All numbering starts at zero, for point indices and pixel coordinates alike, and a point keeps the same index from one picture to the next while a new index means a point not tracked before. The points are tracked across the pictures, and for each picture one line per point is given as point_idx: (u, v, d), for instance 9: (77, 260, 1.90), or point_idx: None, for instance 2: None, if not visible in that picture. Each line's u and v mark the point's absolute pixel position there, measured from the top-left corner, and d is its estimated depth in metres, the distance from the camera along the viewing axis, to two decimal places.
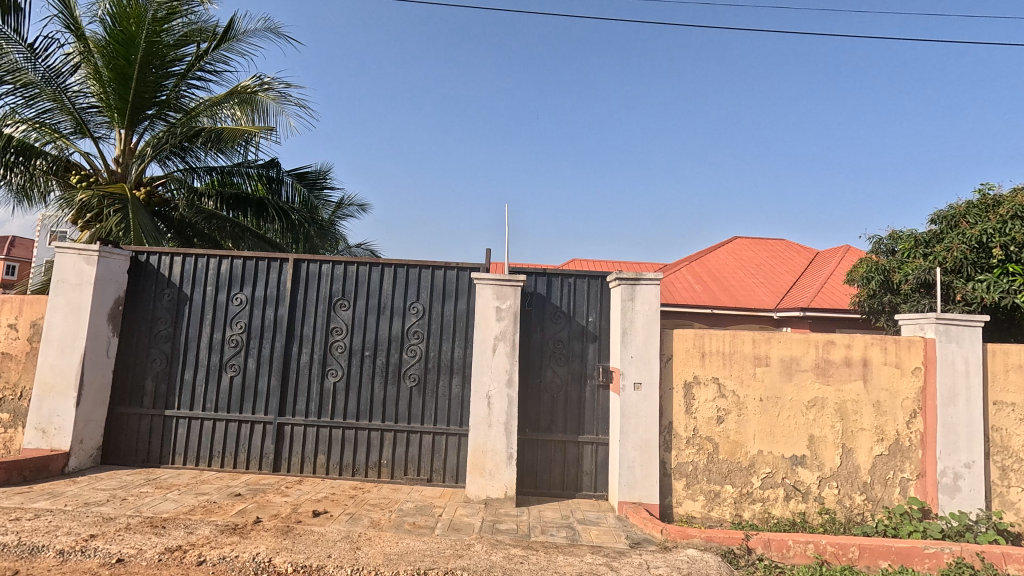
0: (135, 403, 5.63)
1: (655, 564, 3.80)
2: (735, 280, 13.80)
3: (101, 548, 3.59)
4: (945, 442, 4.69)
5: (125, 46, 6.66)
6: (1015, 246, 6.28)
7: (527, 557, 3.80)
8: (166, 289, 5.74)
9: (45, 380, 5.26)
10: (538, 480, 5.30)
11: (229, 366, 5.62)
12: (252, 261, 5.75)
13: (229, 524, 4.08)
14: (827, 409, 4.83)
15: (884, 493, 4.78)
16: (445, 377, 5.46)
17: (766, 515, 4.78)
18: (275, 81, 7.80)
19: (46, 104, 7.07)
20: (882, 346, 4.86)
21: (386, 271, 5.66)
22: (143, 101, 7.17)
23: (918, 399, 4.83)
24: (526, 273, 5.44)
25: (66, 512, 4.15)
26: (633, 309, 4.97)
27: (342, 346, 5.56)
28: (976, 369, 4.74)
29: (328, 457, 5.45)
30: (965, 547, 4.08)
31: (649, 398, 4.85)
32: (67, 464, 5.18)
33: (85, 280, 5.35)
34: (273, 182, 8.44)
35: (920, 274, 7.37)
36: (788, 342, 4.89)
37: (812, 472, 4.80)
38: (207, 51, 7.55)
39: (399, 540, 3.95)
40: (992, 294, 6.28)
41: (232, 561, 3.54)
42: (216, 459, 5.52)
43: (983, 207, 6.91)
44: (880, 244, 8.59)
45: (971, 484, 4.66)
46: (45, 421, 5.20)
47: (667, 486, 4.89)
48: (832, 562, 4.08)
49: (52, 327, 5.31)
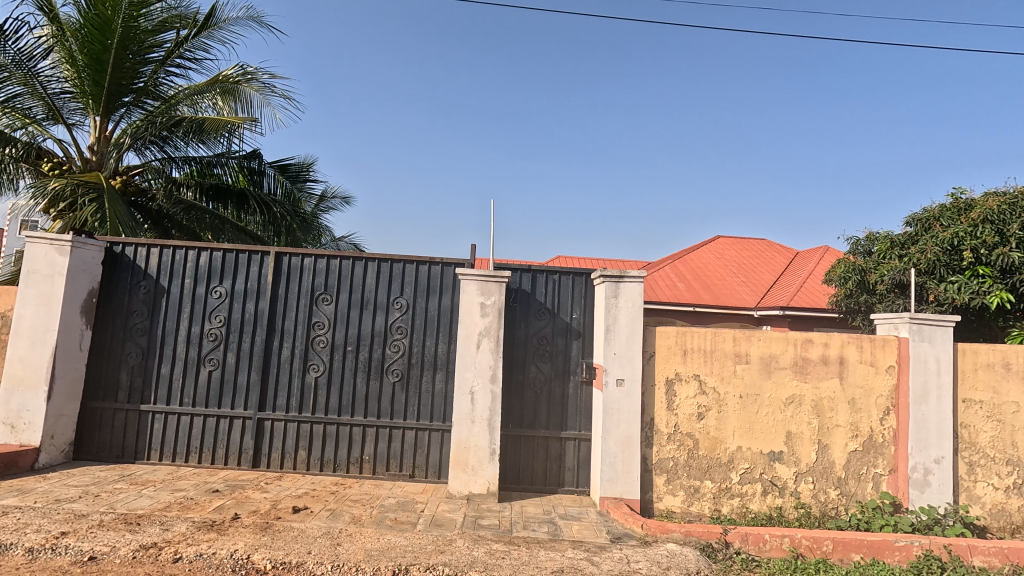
0: (109, 397, 5.50)
1: (636, 558, 3.83)
2: (717, 279, 13.97)
3: (72, 545, 3.51)
4: (916, 438, 4.82)
5: (100, 30, 6.46)
6: (985, 248, 6.47)
7: (509, 553, 3.81)
8: (143, 281, 5.61)
9: (14, 373, 5.11)
10: (521, 475, 5.31)
11: (207, 360, 5.51)
12: (232, 254, 5.65)
13: (206, 520, 4.01)
14: (804, 406, 4.92)
15: (858, 488, 4.89)
16: (429, 373, 5.44)
17: (743, 510, 4.87)
18: (258, 71, 7.69)
19: (16, 88, 6.85)
20: (858, 344, 4.97)
21: (369, 265, 5.60)
22: (120, 88, 6.99)
23: (892, 397, 4.94)
24: (512, 269, 5.43)
25: (36, 509, 4.05)
26: (616, 306, 5.00)
27: (324, 341, 5.51)
28: (947, 367, 4.88)
29: (309, 453, 5.39)
30: (934, 540, 4.20)
31: (631, 394, 4.90)
32: (37, 460, 5.04)
33: (58, 271, 5.20)
34: (254, 173, 8.32)
35: (896, 275, 7.54)
36: (768, 340, 4.98)
37: (789, 468, 4.90)
38: (187, 38, 7.39)
39: (380, 536, 3.92)
40: (963, 296, 6.46)
41: (209, 557, 3.48)
42: (193, 455, 5.43)
43: (955, 210, 7.12)
44: (857, 245, 8.78)
45: (940, 479, 4.80)
46: (14, 416, 5.06)
47: (648, 482, 4.94)
48: (806, 556, 4.17)
49: (22, 318, 5.15)
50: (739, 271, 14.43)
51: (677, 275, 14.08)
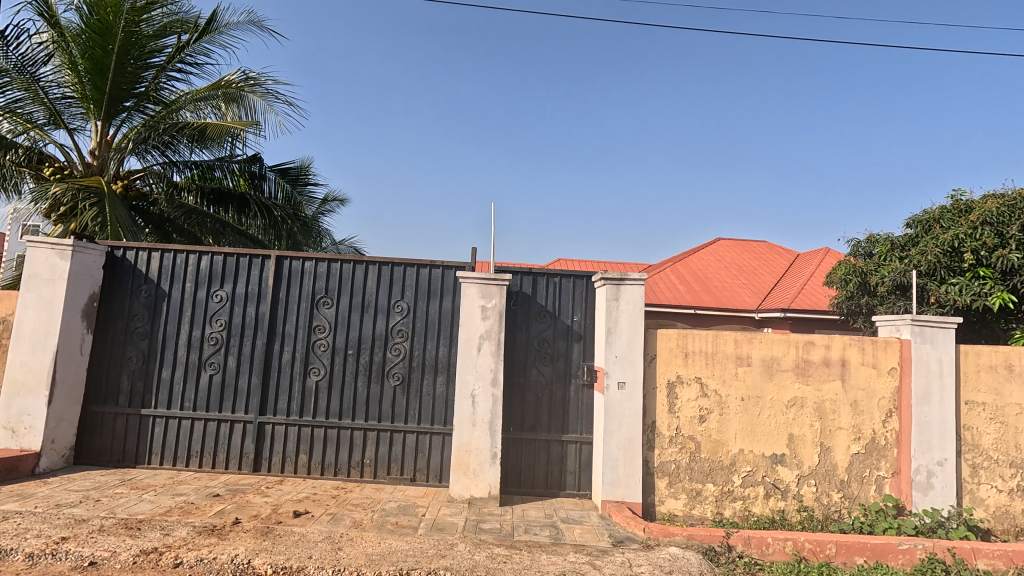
0: (110, 401, 5.49)
1: (638, 562, 3.81)
2: (718, 281, 13.96)
3: (73, 550, 3.50)
4: (919, 440, 4.80)
5: (102, 35, 6.47)
6: (985, 250, 6.47)
7: (511, 557, 3.79)
8: (144, 285, 5.61)
9: (15, 378, 5.11)
10: (522, 479, 5.30)
11: (208, 364, 5.51)
12: (233, 258, 5.65)
13: (207, 525, 4.00)
14: (806, 408, 4.91)
15: (861, 490, 4.87)
16: (429, 376, 5.43)
17: (746, 513, 4.85)
18: (262, 76, 7.69)
19: (17, 93, 6.85)
20: (860, 346, 4.95)
21: (370, 268, 5.60)
22: (121, 93, 6.99)
23: (894, 398, 4.93)
24: (512, 272, 5.42)
25: (36, 514, 4.04)
26: (617, 309, 4.99)
27: (325, 345, 5.50)
28: (949, 369, 4.86)
29: (310, 457, 5.38)
30: (937, 543, 4.18)
31: (633, 397, 4.87)
32: (37, 464, 5.03)
33: (58, 276, 5.20)
34: (255, 178, 8.32)
35: (896, 277, 7.54)
36: (769, 342, 4.96)
37: (792, 470, 4.88)
38: (188, 43, 7.41)
39: (381, 541, 3.91)
40: (965, 297, 6.45)
41: (209, 563, 3.47)
42: (194, 458, 5.42)
43: (956, 212, 7.10)
44: (858, 246, 8.77)
45: (944, 482, 4.78)
46: (15, 420, 5.05)
47: (649, 484, 4.93)
48: (809, 559, 4.14)
49: (23, 322, 5.15)
50: (740, 273, 14.44)
51: (678, 277, 14.09)
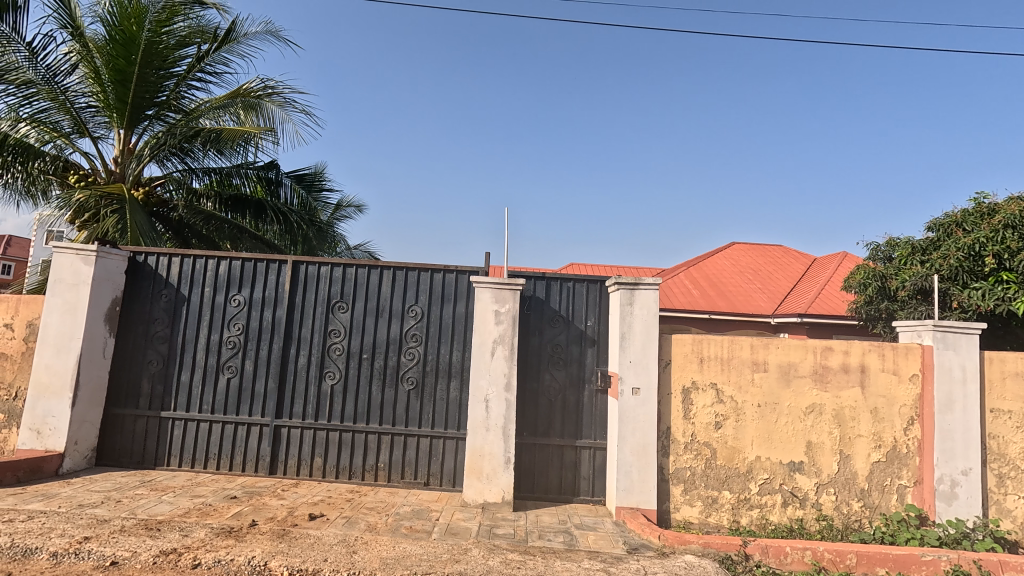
0: (130, 404, 5.60)
1: (653, 569, 3.78)
2: (734, 286, 13.81)
3: (95, 550, 3.56)
4: (942, 449, 4.68)
5: (125, 45, 6.64)
6: (1008, 254, 6.33)
7: (524, 563, 3.78)
8: (164, 290, 5.71)
9: (40, 380, 5.23)
10: (535, 484, 5.28)
11: (226, 367, 5.59)
12: (251, 262, 5.74)
13: (224, 527, 4.05)
14: (825, 415, 4.83)
15: (881, 500, 4.78)
16: (443, 381, 5.45)
17: (763, 521, 4.78)
18: (279, 85, 7.83)
19: (44, 103, 7.02)
20: (879, 352, 4.88)
21: (385, 273, 5.65)
22: (143, 101, 7.13)
23: (915, 406, 4.84)
24: (526, 277, 5.41)
25: (59, 514, 4.12)
26: (631, 314, 4.96)
27: (340, 349, 5.55)
28: (973, 376, 4.74)
29: (325, 460, 5.43)
30: (962, 554, 4.07)
31: (647, 403, 4.83)
32: (61, 465, 5.15)
33: (82, 281, 5.31)
34: (272, 184, 8.43)
35: (917, 282, 7.41)
36: (785, 348, 4.90)
37: (809, 479, 4.80)
38: (208, 52, 7.56)
39: (395, 545, 3.92)
40: (988, 302, 6.32)
41: (227, 564, 3.52)
42: (211, 461, 5.49)
43: (979, 215, 6.95)
44: (877, 250, 8.65)
45: (968, 492, 4.65)
46: (39, 422, 5.16)
47: (664, 491, 4.88)
48: (830, 569, 4.06)
49: (48, 327, 5.28)
50: (756, 278, 14.28)
51: (692, 282, 13.97)
